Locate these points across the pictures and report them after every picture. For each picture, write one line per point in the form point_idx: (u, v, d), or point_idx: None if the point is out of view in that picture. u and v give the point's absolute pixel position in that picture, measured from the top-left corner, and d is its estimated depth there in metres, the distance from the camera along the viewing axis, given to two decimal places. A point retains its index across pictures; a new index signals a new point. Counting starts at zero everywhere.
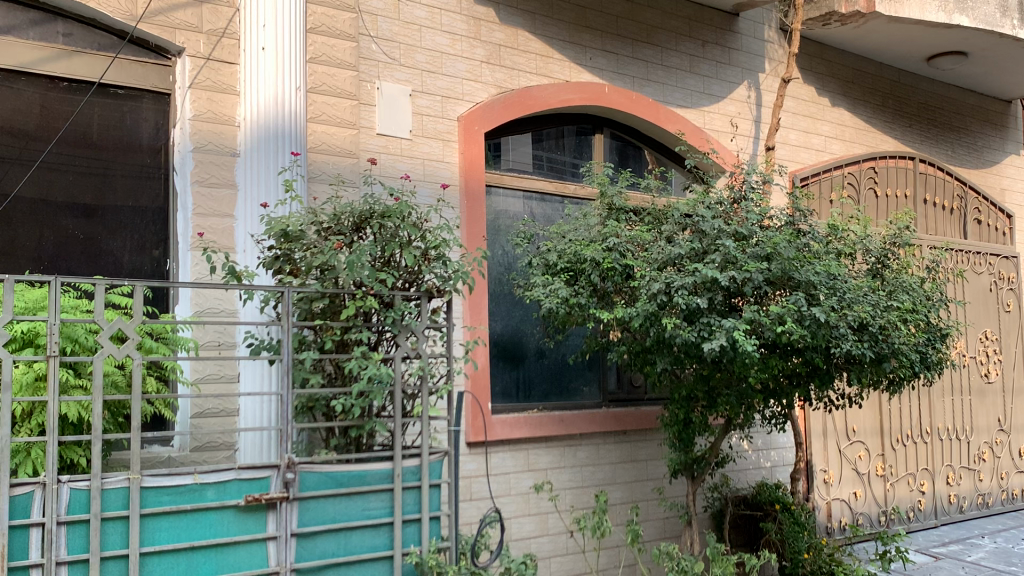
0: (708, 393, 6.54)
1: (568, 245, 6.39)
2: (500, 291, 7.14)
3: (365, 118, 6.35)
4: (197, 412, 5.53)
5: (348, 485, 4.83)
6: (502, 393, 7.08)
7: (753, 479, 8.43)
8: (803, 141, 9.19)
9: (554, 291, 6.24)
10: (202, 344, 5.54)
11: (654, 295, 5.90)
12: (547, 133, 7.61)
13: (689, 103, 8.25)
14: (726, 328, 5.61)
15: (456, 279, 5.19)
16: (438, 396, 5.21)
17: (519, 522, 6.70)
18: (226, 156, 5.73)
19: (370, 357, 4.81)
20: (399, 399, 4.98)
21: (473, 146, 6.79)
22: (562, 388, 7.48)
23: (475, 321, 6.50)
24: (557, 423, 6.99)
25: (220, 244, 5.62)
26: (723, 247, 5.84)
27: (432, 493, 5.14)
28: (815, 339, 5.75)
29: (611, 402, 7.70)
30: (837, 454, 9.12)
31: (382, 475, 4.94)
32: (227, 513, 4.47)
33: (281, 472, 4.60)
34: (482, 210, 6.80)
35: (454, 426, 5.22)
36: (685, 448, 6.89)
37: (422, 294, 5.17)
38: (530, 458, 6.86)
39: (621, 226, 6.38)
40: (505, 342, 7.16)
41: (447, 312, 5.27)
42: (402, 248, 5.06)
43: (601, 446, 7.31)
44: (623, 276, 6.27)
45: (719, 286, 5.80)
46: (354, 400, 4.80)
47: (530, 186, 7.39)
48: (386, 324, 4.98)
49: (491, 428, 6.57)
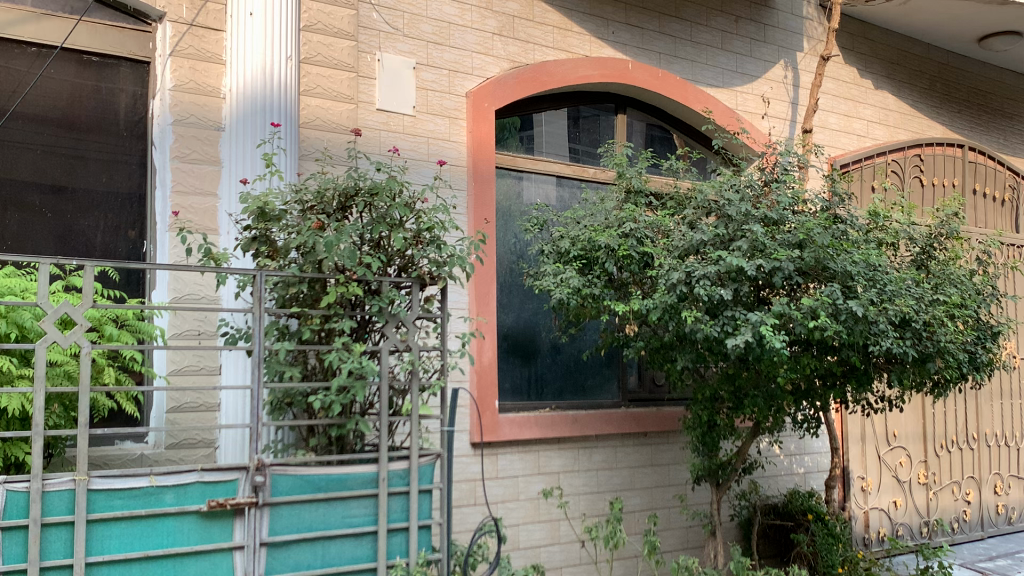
0: (734, 393, 6.01)
1: (582, 232, 5.90)
2: (511, 279, 6.66)
3: (364, 92, 5.90)
4: (173, 406, 5.09)
5: (326, 490, 4.37)
6: (512, 391, 6.60)
7: (785, 487, 7.87)
8: (844, 125, 8.60)
9: (566, 281, 5.74)
10: (179, 333, 5.11)
11: (673, 286, 5.38)
12: (565, 113, 7.11)
13: (720, 83, 7.70)
14: (752, 323, 5.09)
15: (452, 264, 4.70)
16: (431, 393, 4.73)
17: (527, 530, 6.23)
18: (210, 130, 5.30)
19: (352, 350, 4.34)
20: (385, 394, 4.51)
21: (482, 124, 6.31)
22: (578, 386, 6.99)
23: (482, 312, 6.09)
24: (570, 423, 6.50)
25: (199, 224, 5.18)
26: (751, 232, 5.29)
27: (422, 500, 4.66)
28: (852, 337, 5.21)
29: (632, 402, 7.20)
30: (875, 460, 8.54)
31: (366, 479, 4.48)
32: (188, 520, 4.04)
33: (250, 474, 4.16)
34: (491, 192, 6.32)
35: (447, 426, 4.74)
36: (709, 453, 6.34)
37: (413, 280, 4.69)
38: (541, 460, 6.38)
39: (640, 211, 5.86)
40: (517, 336, 6.68)
41: (441, 302, 4.78)
42: (392, 229, 4.58)
43: (619, 449, 6.82)
44: (642, 265, 5.74)
45: (745, 276, 5.26)
46: (335, 398, 4.32)
47: (545, 170, 6.90)
48: (372, 312, 4.51)
49: (499, 428, 6.09)
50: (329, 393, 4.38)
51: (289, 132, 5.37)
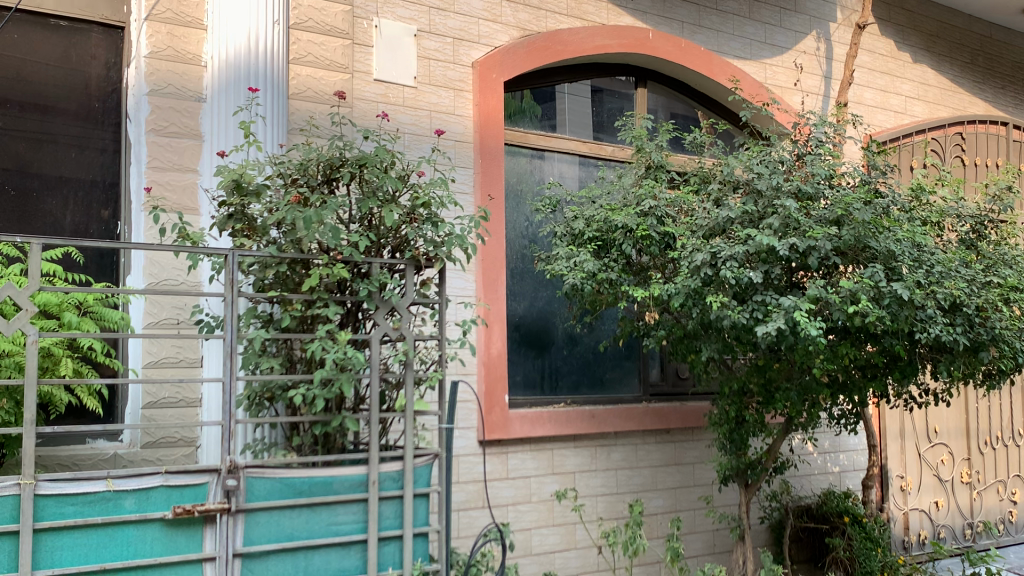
0: (764, 387, 5.52)
1: (597, 211, 5.43)
2: (522, 264, 6.19)
3: (360, 61, 5.44)
4: (149, 401, 4.66)
5: (309, 494, 3.92)
6: (523, 384, 6.13)
7: (819, 487, 7.35)
8: (880, 100, 8.05)
9: (579, 264, 5.27)
10: (155, 322, 4.69)
11: (697, 268, 4.89)
12: (585, 91, 6.65)
13: (748, 54, 7.19)
14: (784, 309, 4.59)
15: (451, 242, 4.23)
16: (428, 387, 4.26)
17: (540, 534, 5.78)
18: (190, 101, 4.87)
19: (336, 338, 3.89)
20: (376, 387, 4.05)
21: (490, 96, 5.86)
22: (595, 380, 6.51)
23: (490, 300, 5.69)
24: (587, 419, 6.04)
25: (177, 202, 4.75)
26: (783, 207, 4.78)
27: (419, 505, 4.21)
28: (896, 324, 4.70)
29: (654, 396, 6.73)
30: (915, 457, 8.00)
31: (355, 482, 4.03)
32: (151, 528, 3.61)
33: (221, 478, 3.72)
34: (499, 169, 5.87)
35: (446, 423, 4.28)
36: (738, 451, 5.84)
37: (406, 261, 4.22)
38: (555, 459, 5.93)
39: (660, 188, 5.37)
40: (529, 325, 6.22)
41: (440, 286, 4.31)
42: (384, 204, 4.13)
43: (640, 447, 6.35)
44: (663, 247, 5.26)
45: (777, 256, 4.74)
46: (318, 391, 3.86)
47: (559, 147, 6.43)
48: (360, 297, 4.05)
49: (509, 425, 5.65)
50: (311, 386, 3.92)
51: (273, 100, 4.91)
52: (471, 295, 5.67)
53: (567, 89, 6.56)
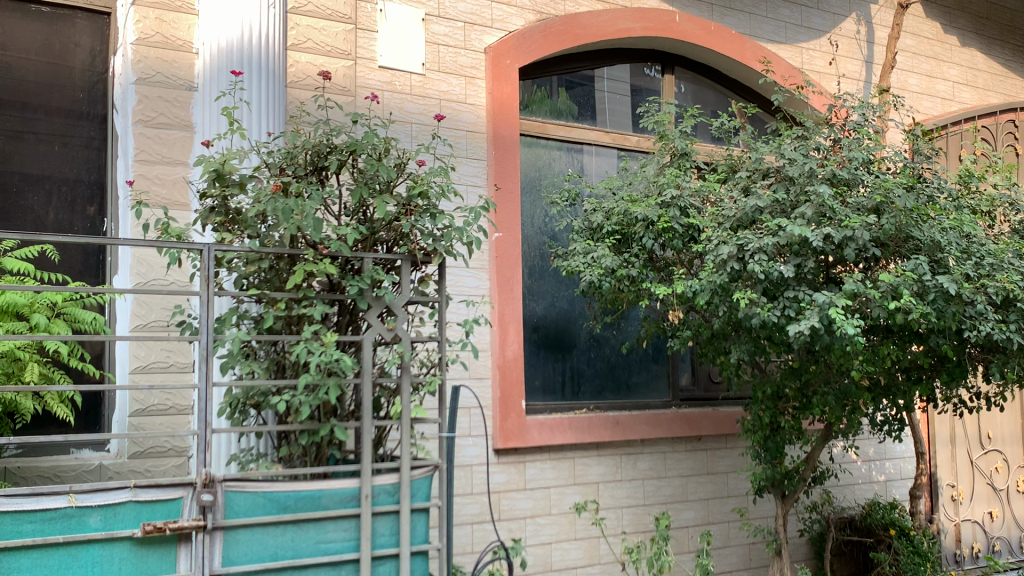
0: (801, 391, 5.12)
1: (617, 203, 5.08)
2: (540, 262, 5.84)
3: (364, 47, 5.12)
4: (137, 409, 4.39)
5: (295, 510, 3.61)
6: (543, 389, 5.78)
7: (863, 497, 6.90)
8: (926, 86, 7.58)
9: (598, 261, 4.92)
10: (144, 325, 4.40)
11: (723, 263, 4.50)
12: (624, 90, 6.37)
13: (782, 38, 6.79)
14: (818, 305, 4.18)
15: (451, 236, 3.89)
16: (428, 392, 3.94)
17: (561, 549, 5.46)
18: (181, 90, 4.59)
19: (322, 341, 3.55)
20: (368, 393, 3.72)
21: (504, 84, 5.53)
22: (621, 384, 6.15)
23: (503, 299, 5.38)
24: (611, 426, 5.69)
25: (167, 198, 4.48)
26: (817, 194, 4.36)
27: (418, 520, 3.87)
28: (943, 321, 4.29)
29: (684, 401, 6.35)
30: (967, 465, 7.51)
31: (346, 497, 3.71)
32: (119, 548, 3.31)
33: (196, 492, 3.43)
34: (514, 161, 5.54)
35: (446, 431, 3.95)
36: (773, 460, 5.38)
37: (401, 256, 3.88)
38: (577, 469, 5.59)
39: (684, 176, 4.98)
40: (549, 327, 5.87)
41: (440, 282, 3.97)
42: (377, 194, 3.81)
43: (669, 456, 5.99)
44: (687, 240, 4.89)
45: (811, 248, 4.33)
46: (304, 398, 3.54)
47: (580, 138, 6.08)
48: (350, 295, 3.72)
49: (525, 433, 5.33)
50: (296, 392, 3.61)
51: (261, 86, 4.57)
52: (486, 296, 5.36)
53: (606, 87, 6.30)
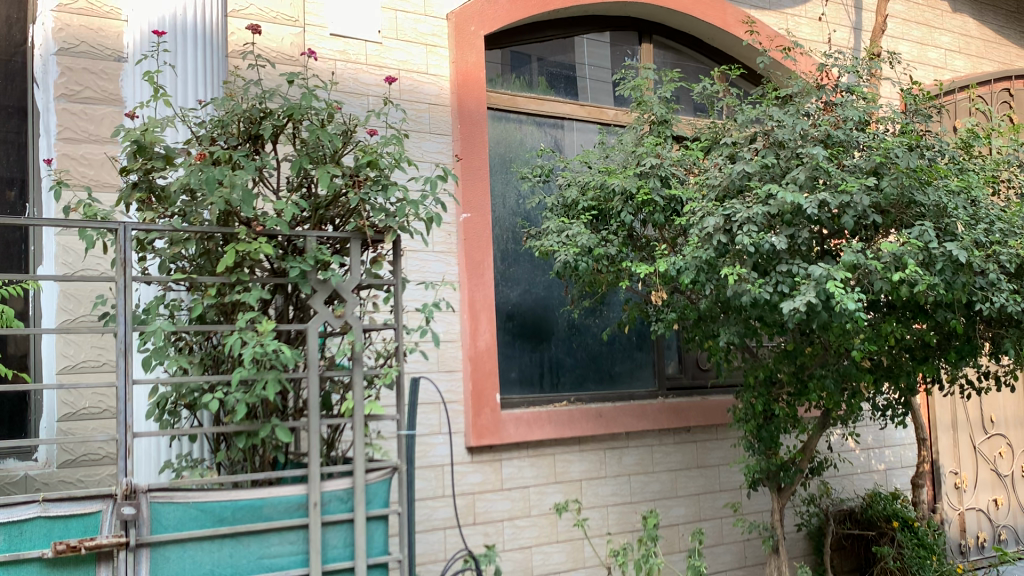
0: (796, 376, 4.73)
1: (592, 176, 4.68)
2: (515, 245, 5.43)
3: (314, 13, 4.69)
4: (67, 413, 3.96)
5: (232, 522, 3.20)
6: (519, 381, 5.37)
7: (863, 488, 6.52)
8: (918, 54, 7.20)
9: (573, 239, 4.52)
10: (73, 320, 3.97)
11: (709, 236, 4.10)
12: (607, 78, 6.01)
13: (766, 3, 6.39)
14: (814, 279, 3.79)
15: (405, 209, 3.47)
16: (384, 385, 3.53)
17: (542, 553, 5.07)
18: (109, 60, 4.17)
19: (258, 330, 3.14)
20: (314, 389, 3.31)
21: (468, 53, 5.13)
22: (604, 374, 5.75)
23: (473, 285, 4.98)
24: (594, 419, 5.30)
25: (95, 179, 4.06)
26: (810, 157, 3.96)
27: (375, 529, 3.47)
28: (952, 293, 3.92)
29: (670, 390, 5.96)
30: (969, 451, 7.14)
31: (291, 506, 3.30)
32: (28, 570, 2.91)
33: (116, 505, 3.01)
34: (482, 136, 5.13)
35: (404, 429, 3.53)
36: (768, 450, 4.98)
37: (348, 234, 3.45)
38: (558, 466, 5.20)
39: (664, 145, 4.58)
40: (524, 315, 5.46)
41: (394, 262, 3.55)
42: (319, 165, 3.40)
43: (656, 449, 5.60)
44: (669, 214, 4.50)
45: (806, 217, 3.93)
46: (239, 395, 3.14)
47: (553, 111, 5.68)
48: (291, 279, 3.31)
49: (500, 429, 4.93)
50: (231, 388, 3.20)
51: (196, 52, 4.18)
52: (454, 281, 4.97)
53: (588, 73, 5.94)
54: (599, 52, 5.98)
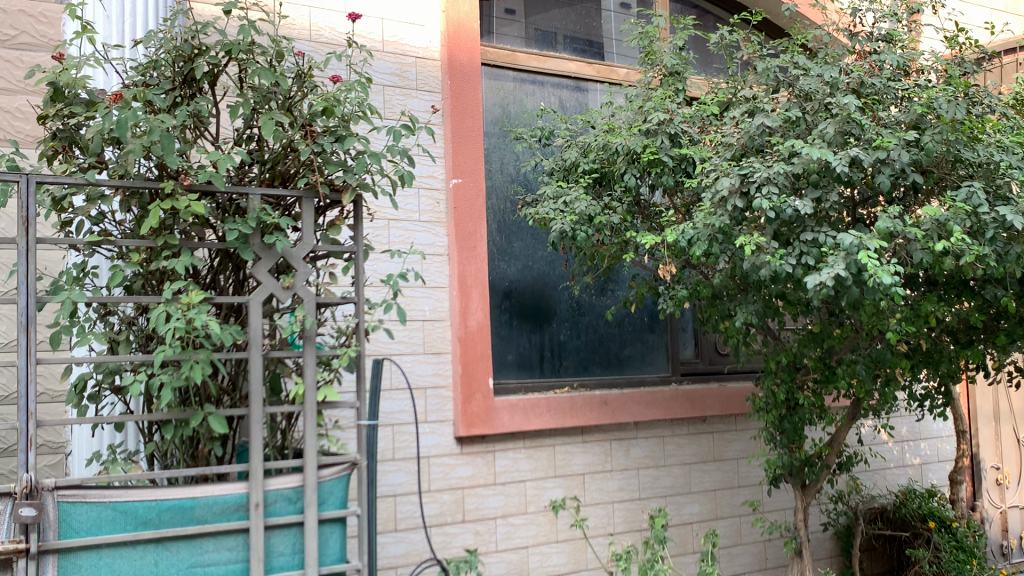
0: (822, 361, 4.21)
1: (594, 136, 4.18)
2: (513, 216, 4.93)
3: None
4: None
5: (157, 526, 2.76)
6: (517, 365, 4.87)
7: (896, 484, 5.99)
8: (962, 11, 6.60)
9: (570, 206, 4.02)
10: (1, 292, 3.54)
11: (724, 200, 3.59)
12: (616, 33, 5.51)
13: None
14: (843, 250, 3.27)
15: (365, 163, 2.99)
16: (342, 368, 3.06)
17: (540, 554, 4.61)
18: (49, 1, 3.72)
19: (185, 302, 2.69)
20: (256, 372, 2.85)
21: (460, 2, 4.64)
22: (611, 358, 5.26)
23: (463, 258, 4.50)
24: (599, 407, 4.81)
25: (31, 135, 3.62)
26: (841, 108, 3.43)
27: (331, 533, 3.01)
28: (1004, 267, 3.39)
29: (685, 376, 5.48)
30: (1013, 444, 6.58)
31: (228, 507, 2.84)
32: None
33: (15, 506, 2.58)
34: (475, 94, 4.64)
35: (365, 419, 3.06)
36: (791, 444, 4.46)
37: (300, 192, 2.96)
38: (558, 459, 4.73)
39: (674, 100, 4.06)
40: (524, 293, 4.96)
41: (355, 225, 3.08)
42: (265, 113, 2.93)
43: (668, 441, 5.11)
44: (679, 176, 3.99)
45: (835, 177, 3.41)
46: (163, 378, 2.69)
47: (557, 68, 5.19)
48: (229, 243, 2.84)
49: (492, 418, 4.46)
50: (157, 369, 2.75)
51: None
52: (442, 255, 4.50)
53: (599, 31, 5.46)
54: (611, 8, 5.51)
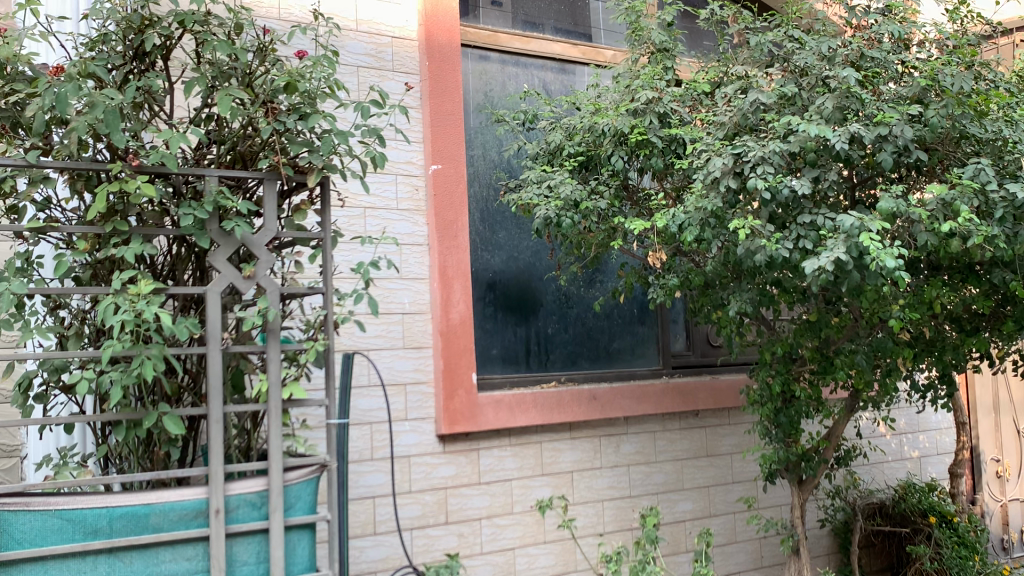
0: (820, 351, 4.02)
1: (579, 117, 3.97)
2: (496, 204, 4.73)
3: None
4: None
5: (109, 536, 2.55)
6: (502, 359, 4.67)
7: (894, 478, 5.82)
8: None
9: (555, 190, 3.81)
10: None
11: (716, 181, 3.39)
12: (602, 13, 5.30)
13: None
14: (843, 232, 3.08)
15: (331, 142, 2.78)
16: (310, 363, 2.86)
17: (527, 555, 4.42)
18: None
19: (136, 292, 2.49)
20: (215, 366, 2.66)
21: None
22: (600, 351, 5.06)
23: (444, 248, 4.29)
24: (587, 402, 4.61)
25: None
26: (840, 82, 3.24)
27: (299, 541, 2.80)
28: (1013, 250, 3.20)
29: (677, 369, 5.29)
30: (1014, 435, 6.42)
31: (186, 514, 2.64)
32: None
33: None
34: (455, 76, 4.44)
35: (335, 417, 2.86)
36: (788, 438, 4.27)
37: (262, 173, 2.76)
38: (545, 456, 4.53)
39: (662, 78, 3.86)
40: (508, 284, 4.76)
41: (323, 210, 2.87)
42: (223, 89, 2.72)
43: (660, 436, 4.93)
44: (669, 158, 3.79)
45: (834, 155, 3.21)
46: (113, 377, 2.48)
47: (540, 50, 4.98)
48: (184, 229, 2.64)
49: (476, 415, 4.26)
50: (107, 366, 2.54)
51: None
52: (422, 244, 4.29)
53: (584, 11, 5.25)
54: None
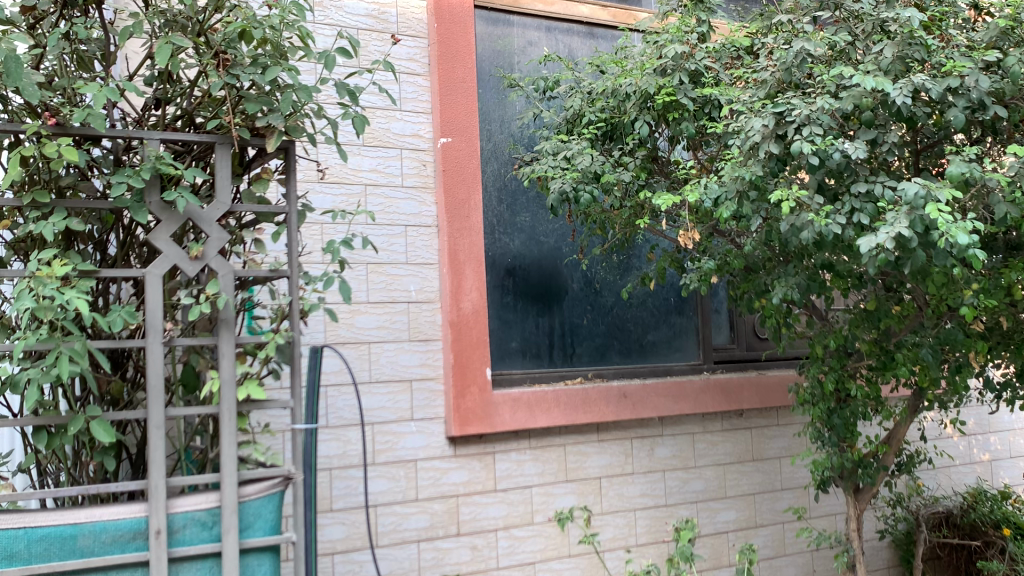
0: (879, 344, 3.52)
1: (602, 80, 3.52)
2: (516, 182, 4.29)
3: None
4: None
5: (29, 562, 2.17)
6: (522, 353, 4.23)
7: (963, 483, 5.28)
8: None
9: (572, 162, 3.36)
10: None
11: (756, 146, 2.92)
12: None
13: None
14: (906, 203, 2.59)
15: (292, 98, 2.36)
16: (274, 360, 2.45)
17: (549, 571, 3.98)
18: None
19: (51, 275, 2.11)
20: (154, 363, 2.26)
21: None
22: (634, 344, 4.60)
23: (454, 230, 3.87)
24: (616, 401, 4.15)
25: None
26: (902, 27, 2.74)
27: (260, 565, 2.39)
28: None
29: (720, 364, 4.81)
30: None
31: (121, 536, 2.24)
32: None
33: None
34: (467, 39, 4.01)
35: (302, 422, 2.45)
36: (842, 442, 3.77)
37: (211, 137, 2.36)
38: (570, 461, 4.09)
39: (696, 33, 3.39)
40: (530, 270, 4.31)
41: (288, 180, 2.46)
42: (164, 35, 2.31)
43: (699, 439, 4.46)
44: (703, 124, 3.32)
45: (895, 113, 2.72)
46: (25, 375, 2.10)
47: (567, 12, 4.53)
48: (117, 202, 2.24)
49: (490, 415, 3.83)
50: (23, 362, 2.16)
51: None
52: (429, 226, 3.87)
53: None
54: None
